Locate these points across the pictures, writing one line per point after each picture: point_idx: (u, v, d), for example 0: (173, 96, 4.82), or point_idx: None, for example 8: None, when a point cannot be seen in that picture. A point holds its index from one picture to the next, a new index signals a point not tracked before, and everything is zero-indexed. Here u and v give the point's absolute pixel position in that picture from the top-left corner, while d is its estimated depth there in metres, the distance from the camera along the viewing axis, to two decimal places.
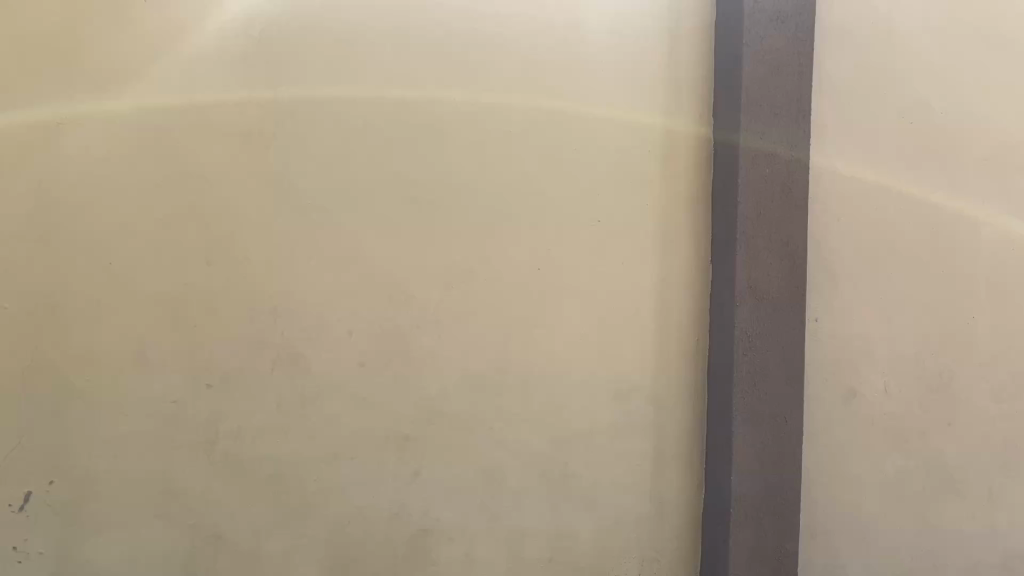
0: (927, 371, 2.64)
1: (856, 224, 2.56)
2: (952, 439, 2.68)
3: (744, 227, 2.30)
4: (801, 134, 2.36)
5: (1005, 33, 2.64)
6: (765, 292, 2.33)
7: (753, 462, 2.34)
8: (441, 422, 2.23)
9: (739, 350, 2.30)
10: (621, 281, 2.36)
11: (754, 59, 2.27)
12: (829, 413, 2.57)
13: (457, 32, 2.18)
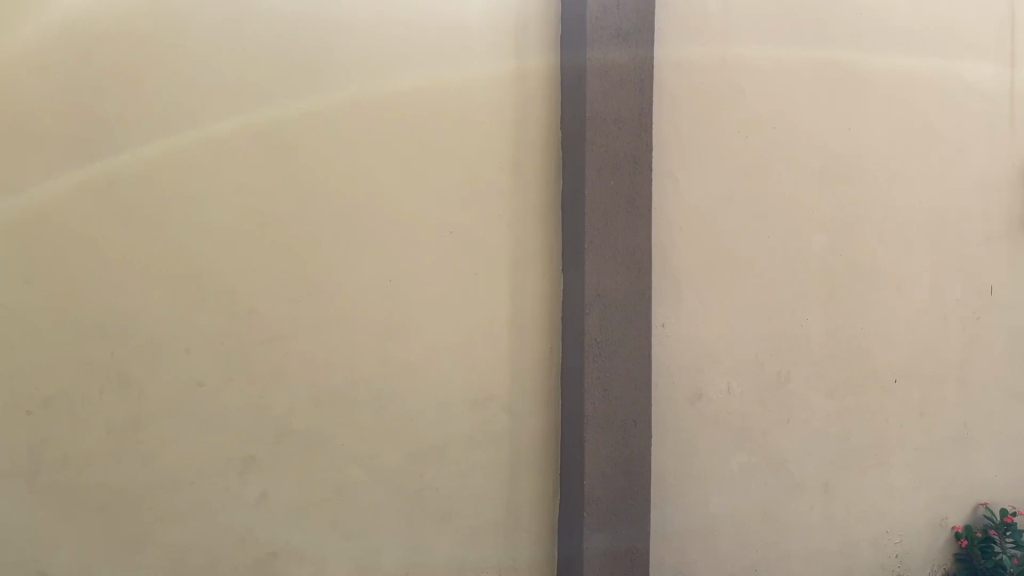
0: (766, 370, 2.80)
1: (699, 233, 2.67)
2: (790, 435, 2.86)
3: (591, 236, 2.36)
4: (644, 147, 2.46)
5: (829, 58, 2.88)
6: (612, 300, 2.40)
7: (605, 466, 2.40)
8: (289, 439, 2.16)
9: (589, 357, 2.36)
10: (472, 292, 2.37)
11: (596, 74, 2.35)
12: (679, 416, 2.65)
13: (311, 41, 2.15)
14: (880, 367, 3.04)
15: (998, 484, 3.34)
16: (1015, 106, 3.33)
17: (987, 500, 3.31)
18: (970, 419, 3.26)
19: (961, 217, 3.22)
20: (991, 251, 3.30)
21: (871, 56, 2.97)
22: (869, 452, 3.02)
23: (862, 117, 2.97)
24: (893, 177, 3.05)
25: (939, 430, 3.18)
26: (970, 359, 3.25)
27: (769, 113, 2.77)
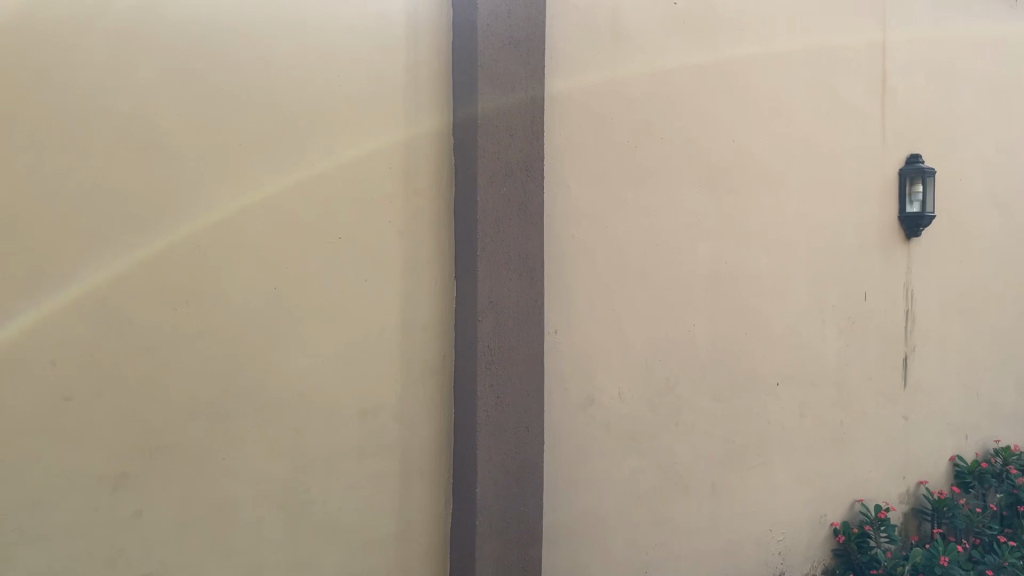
0: (655, 375, 2.86)
1: (591, 240, 2.70)
2: (678, 438, 2.92)
3: (484, 243, 2.36)
4: (535, 155, 2.47)
5: (714, 70, 2.97)
6: (504, 307, 2.40)
7: (498, 474, 2.39)
8: (167, 455, 2.06)
9: (482, 364, 2.35)
10: (362, 299, 2.32)
11: (489, 80, 2.35)
12: (571, 422, 2.66)
13: (192, 38, 2.06)
14: (763, 370, 3.15)
15: (872, 481, 3.52)
16: (884, 122, 3.53)
17: (862, 497, 3.47)
18: (846, 420, 3.42)
19: (837, 226, 3.38)
20: (864, 259, 3.48)
21: (754, 70, 3.08)
22: (753, 453, 3.13)
23: (746, 130, 3.07)
24: (775, 188, 3.17)
25: (817, 431, 3.32)
26: (846, 362, 3.41)
27: (657, 124, 2.84)
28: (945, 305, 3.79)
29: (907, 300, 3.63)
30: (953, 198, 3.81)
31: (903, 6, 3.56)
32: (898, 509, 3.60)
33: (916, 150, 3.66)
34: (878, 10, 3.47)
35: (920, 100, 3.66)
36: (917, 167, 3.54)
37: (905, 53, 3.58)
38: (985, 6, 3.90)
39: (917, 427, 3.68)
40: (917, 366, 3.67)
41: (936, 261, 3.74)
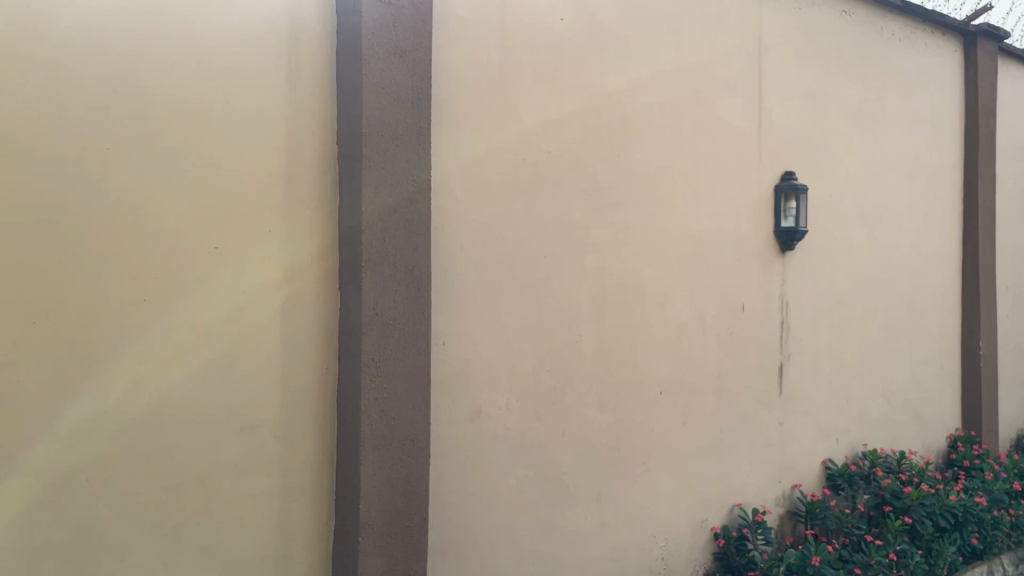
0: (542, 386, 2.88)
1: (478, 251, 2.70)
2: (565, 447, 2.95)
3: (368, 254, 2.32)
4: (422, 166, 2.45)
5: (599, 86, 3.04)
6: (390, 319, 2.37)
7: (382, 489, 2.35)
8: (24, 477, 1.93)
9: (366, 376, 2.32)
10: (240, 311, 2.25)
11: (373, 90, 2.33)
12: (458, 434, 2.65)
13: (58, 37, 1.96)
14: (647, 380, 3.23)
15: (750, 486, 3.64)
16: (760, 140, 3.68)
17: (740, 501, 3.59)
18: (726, 427, 3.53)
19: (717, 240, 3.50)
20: (742, 272, 3.61)
21: (637, 87, 3.16)
22: (638, 461, 3.19)
23: (630, 145, 3.15)
24: (658, 202, 3.26)
25: (698, 438, 3.42)
26: (725, 371, 3.54)
27: (544, 137, 2.87)
28: (817, 316, 3.98)
29: (782, 311, 3.79)
30: (825, 214, 4.01)
31: (777, 31, 3.74)
32: (775, 512, 3.74)
33: (790, 167, 3.83)
34: (753, 34, 3.63)
35: (794, 120, 3.84)
36: (791, 185, 3.70)
37: (780, 75, 3.76)
38: (853, 32, 4.13)
39: (792, 432, 3.84)
40: (791, 373, 3.84)
41: (809, 273, 3.93)
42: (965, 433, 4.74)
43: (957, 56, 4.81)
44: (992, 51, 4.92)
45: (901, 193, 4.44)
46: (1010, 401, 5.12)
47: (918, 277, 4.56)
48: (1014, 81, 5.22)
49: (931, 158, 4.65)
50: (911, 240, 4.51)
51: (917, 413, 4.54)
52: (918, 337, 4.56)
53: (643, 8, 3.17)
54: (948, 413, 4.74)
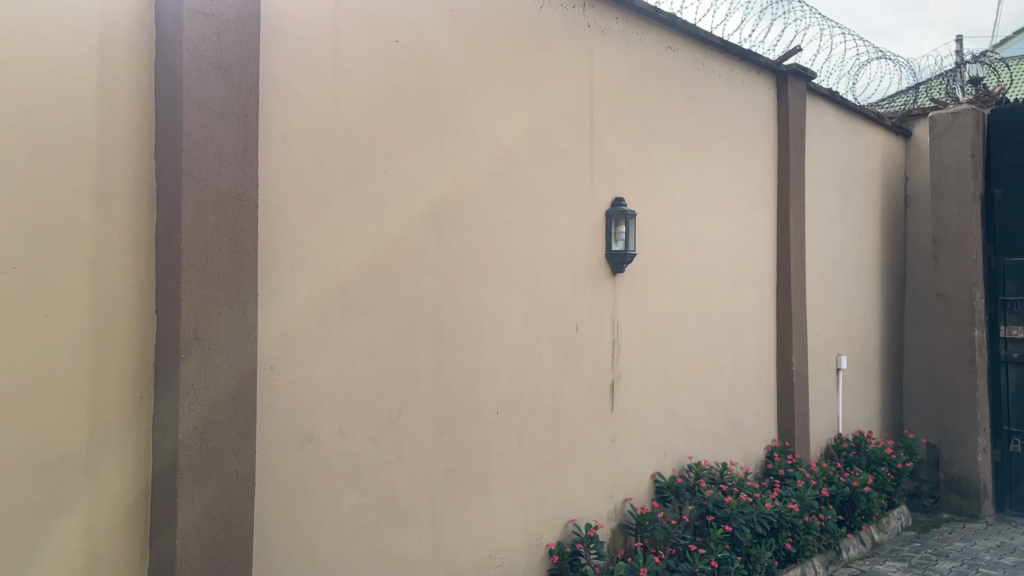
0: (377, 409, 2.84)
1: (310, 272, 2.64)
2: (400, 471, 2.92)
3: (188, 275, 2.22)
4: (248, 184, 2.37)
5: (436, 108, 3.07)
6: (212, 343, 2.28)
7: (202, 521, 2.25)
8: None
9: (185, 403, 2.21)
10: (45, 335, 2.09)
11: (195, 104, 2.23)
12: (287, 460, 2.57)
13: None
14: (483, 401, 3.25)
15: (584, 502, 3.74)
16: (591, 165, 3.81)
17: (574, 517, 3.67)
18: (560, 444, 3.61)
19: (551, 262, 3.59)
20: (576, 292, 3.72)
21: (471, 111, 3.21)
22: (474, 482, 3.20)
23: (465, 167, 3.18)
24: (493, 223, 3.30)
25: (534, 457, 3.48)
26: (560, 390, 3.62)
27: (378, 157, 2.85)
28: (646, 335, 4.15)
29: (613, 330, 3.94)
30: (652, 238, 4.20)
31: (606, 61, 3.90)
32: (607, 526, 3.85)
33: (620, 192, 3.99)
34: (585, 63, 3.78)
35: (623, 147, 4.01)
36: (621, 210, 3.86)
37: (610, 103, 3.93)
38: (676, 67, 4.37)
39: (622, 448, 3.97)
40: (622, 391, 3.98)
41: (638, 294, 4.10)
42: (780, 444, 5.07)
43: (771, 92, 5.18)
44: (801, 89, 5.34)
45: (721, 220, 4.72)
46: (819, 413, 5.54)
47: (737, 298, 4.86)
48: (821, 118, 5.69)
49: (749, 186, 4.98)
50: (731, 263, 4.81)
51: (738, 426, 4.81)
52: (738, 355, 4.85)
53: (476, 33, 3.22)
54: (766, 425, 5.06)
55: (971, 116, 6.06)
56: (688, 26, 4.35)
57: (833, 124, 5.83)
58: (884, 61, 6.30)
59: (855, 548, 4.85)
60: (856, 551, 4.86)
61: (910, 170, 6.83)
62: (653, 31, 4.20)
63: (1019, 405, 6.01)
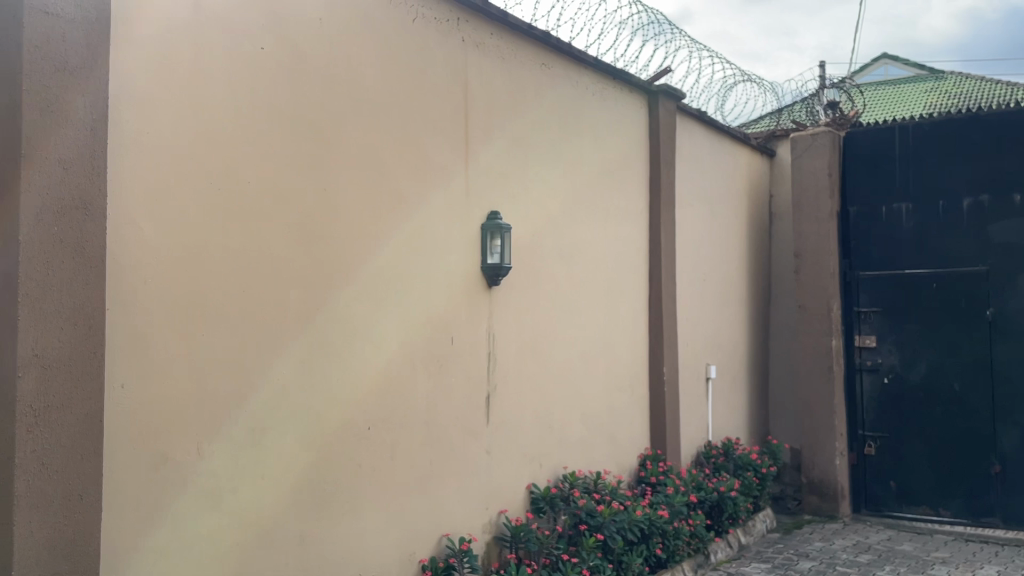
0: (239, 427, 2.75)
1: (165, 286, 2.53)
2: (264, 490, 2.83)
3: (26, 289, 2.09)
4: (95, 193, 2.26)
5: (306, 117, 3.01)
6: (53, 360, 2.14)
7: (41, 551, 2.11)
8: None
9: (20, 426, 2.07)
10: None
11: (36, 108, 2.12)
12: (140, 483, 2.45)
13: None
14: (353, 417, 3.19)
15: (459, 515, 3.72)
16: (466, 178, 3.83)
17: (448, 531, 3.66)
18: (434, 458, 3.59)
19: (425, 275, 3.57)
20: (451, 305, 3.72)
21: (342, 121, 3.16)
22: (344, 500, 3.14)
23: (335, 178, 3.13)
24: (365, 235, 3.26)
25: (407, 472, 3.44)
26: (434, 403, 3.60)
27: (242, 166, 2.77)
28: (522, 347, 4.19)
29: (489, 343, 3.95)
30: (528, 251, 4.25)
31: (481, 75, 3.93)
32: (481, 539, 3.85)
33: (495, 205, 4.02)
34: (461, 77, 3.80)
35: (499, 161, 4.05)
36: (496, 224, 3.89)
37: (486, 116, 3.96)
38: (551, 83, 4.45)
39: (498, 459, 3.99)
40: (498, 403, 4.00)
41: (514, 307, 4.13)
42: (653, 452, 5.22)
43: (644, 111, 5.35)
44: (672, 109, 5.54)
45: (596, 234, 4.83)
46: (690, 422, 5.73)
47: (612, 310, 4.97)
48: (691, 136, 5.91)
49: (623, 201, 5.12)
50: (606, 275, 4.92)
51: (612, 435, 4.92)
52: (612, 366, 4.96)
53: (347, 42, 3.19)
54: (639, 434, 5.19)
55: (828, 138, 6.45)
56: (563, 43, 4.45)
57: (702, 143, 6.07)
58: (749, 85, 6.64)
59: (722, 552, 5.04)
60: (723, 554, 5.05)
61: (774, 188, 7.19)
62: (528, 47, 4.27)
63: (873, 411, 6.38)
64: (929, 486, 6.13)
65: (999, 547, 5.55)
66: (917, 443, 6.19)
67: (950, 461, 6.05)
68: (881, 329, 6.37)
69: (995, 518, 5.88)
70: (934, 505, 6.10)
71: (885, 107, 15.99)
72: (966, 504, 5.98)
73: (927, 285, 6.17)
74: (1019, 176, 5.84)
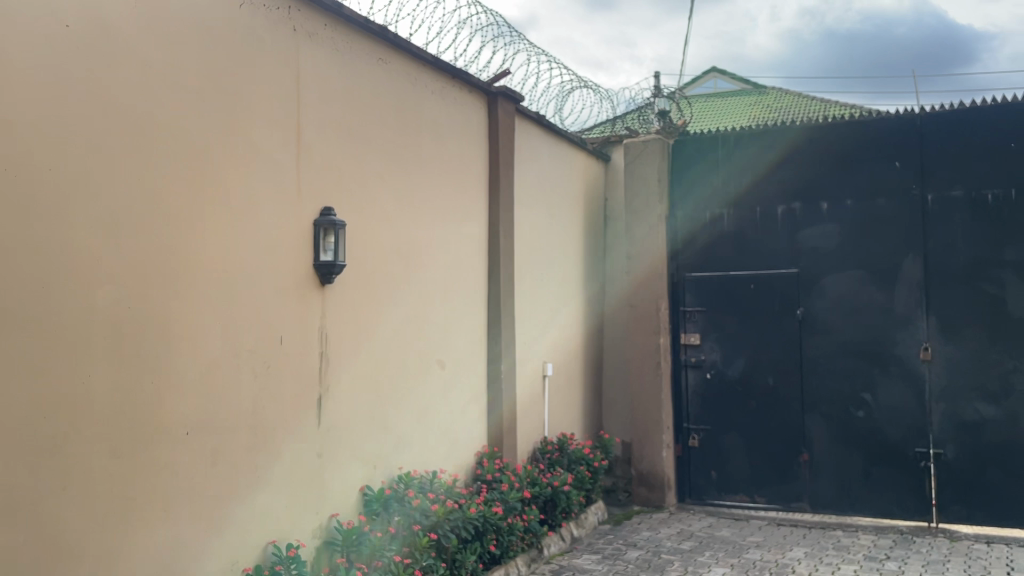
0: (39, 434, 2.53)
1: None
2: (67, 502, 2.62)
3: None
4: None
5: (120, 101, 2.82)
6: None
7: None
8: None
9: None
10: None
11: None
12: None
13: None
14: (169, 420, 3.01)
15: (287, 521, 3.61)
16: (297, 172, 3.71)
17: (275, 538, 3.53)
18: (260, 463, 3.46)
19: (252, 271, 3.43)
20: (280, 304, 3.59)
21: (161, 107, 2.99)
22: (158, 510, 2.96)
23: (152, 168, 2.94)
24: (185, 229, 3.09)
25: (230, 478, 3.29)
26: (260, 406, 3.46)
27: (45, 153, 2.55)
28: (356, 347, 4.10)
29: (321, 343, 3.85)
30: (364, 249, 4.17)
31: (315, 67, 3.83)
32: (310, 544, 3.75)
33: (330, 202, 3.92)
34: (293, 69, 3.69)
35: (334, 155, 3.95)
36: (330, 220, 3.80)
37: (319, 110, 3.86)
38: (389, 79, 4.40)
39: (329, 461, 3.89)
40: (330, 405, 3.90)
41: (348, 306, 4.04)
42: (489, 449, 5.26)
43: (483, 111, 5.39)
44: (510, 110, 5.62)
45: (435, 233, 4.82)
46: (526, 419, 5.82)
47: (450, 308, 4.97)
48: (529, 138, 6.02)
49: (463, 200, 5.13)
50: (444, 273, 4.91)
51: (449, 434, 4.92)
52: (450, 364, 4.96)
53: (167, 24, 3.02)
54: (476, 432, 5.22)
55: (657, 145, 6.77)
56: (400, 40, 4.43)
57: (541, 145, 6.19)
58: (586, 91, 6.85)
59: (555, 545, 5.17)
60: (556, 547, 5.17)
61: (609, 192, 7.45)
62: (364, 41, 4.20)
63: (697, 404, 6.73)
64: (747, 474, 6.52)
65: (806, 530, 6.01)
66: (736, 435, 6.58)
67: (765, 451, 6.46)
68: (704, 327, 6.73)
69: (803, 503, 6.34)
70: (750, 492, 6.51)
71: (713, 118, 16.96)
72: (778, 491, 6.42)
73: (746, 285, 6.57)
74: (826, 187, 6.33)
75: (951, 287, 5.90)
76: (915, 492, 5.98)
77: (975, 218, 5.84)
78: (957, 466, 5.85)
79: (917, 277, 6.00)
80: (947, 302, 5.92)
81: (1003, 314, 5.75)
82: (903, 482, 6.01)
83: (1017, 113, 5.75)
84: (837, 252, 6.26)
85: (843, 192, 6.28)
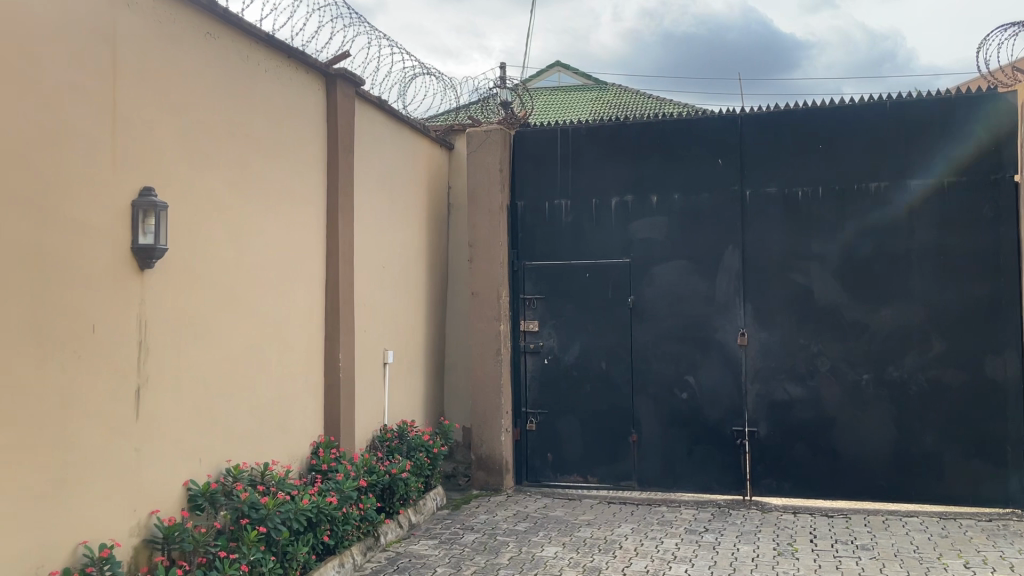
0: None
1: None
2: None
3: None
4: None
5: None
6: None
7: None
8: None
9: None
10: None
11: None
12: None
13: None
14: None
15: (101, 520, 3.40)
16: (114, 149, 3.48)
17: (87, 538, 3.31)
18: (70, 458, 3.23)
19: (62, 254, 3.20)
20: (94, 290, 3.37)
21: None
22: None
23: None
24: None
25: (35, 473, 3.07)
26: (71, 398, 3.24)
27: None
28: (179, 335, 3.91)
29: (140, 332, 3.64)
30: (189, 232, 3.98)
31: (134, 38, 3.60)
32: (128, 544, 3.54)
33: (151, 182, 3.71)
34: (111, 39, 3.46)
35: (156, 133, 3.74)
36: (150, 201, 3.58)
37: (140, 84, 3.64)
38: (218, 56, 4.21)
39: (149, 456, 3.69)
40: (150, 396, 3.70)
41: (171, 292, 3.84)
42: (325, 439, 5.16)
43: (321, 94, 5.26)
44: (350, 94, 5.51)
45: (268, 217, 4.66)
46: (366, 406, 5.75)
47: (284, 294, 4.83)
48: (371, 123, 5.93)
49: (299, 184, 4.99)
50: (278, 259, 4.76)
51: (283, 424, 4.79)
52: (284, 353, 4.82)
53: None
54: (311, 421, 5.11)
55: (499, 135, 6.84)
56: (231, 15, 4.24)
57: (383, 130, 6.11)
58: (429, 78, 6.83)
59: (392, 532, 5.15)
60: (392, 535, 5.15)
61: (452, 180, 7.46)
62: (191, 14, 4.00)
63: (535, 389, 6.88)
64: (581, 456, 6.75)
65: (634, 507, 6.30)
66: (571, 418, 6.78)
67: (598, 433, 6.71)
68: (542, 315, 6.89)
69: (632, 482, 6.63)
70: (583, 473, 6.73)
71: (555, 112, 17.30)
72: (609, 470, 6.68)
73: (582, 274, 6.78)
74: (656, 180, 6.63)
75: (767, 277, 6.33)
76: (732, 467, 6.39)
77: (787, 214, 6.29)
78: (770, 442, 6.29)
79: (737, 267, 6.39)
80: (762, 291, 6.34)
81: (810, 302, 6.23)
82: (722, 459, 6.40)
83: (824, 117, 6.23)
84: (666, 242, 6.57)
85: (670, 186, 6.59)
